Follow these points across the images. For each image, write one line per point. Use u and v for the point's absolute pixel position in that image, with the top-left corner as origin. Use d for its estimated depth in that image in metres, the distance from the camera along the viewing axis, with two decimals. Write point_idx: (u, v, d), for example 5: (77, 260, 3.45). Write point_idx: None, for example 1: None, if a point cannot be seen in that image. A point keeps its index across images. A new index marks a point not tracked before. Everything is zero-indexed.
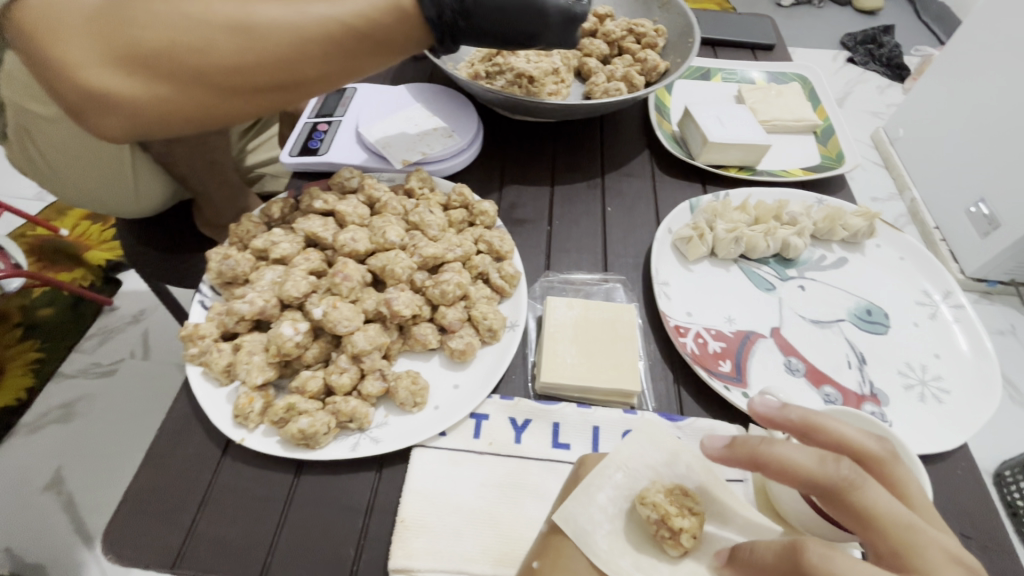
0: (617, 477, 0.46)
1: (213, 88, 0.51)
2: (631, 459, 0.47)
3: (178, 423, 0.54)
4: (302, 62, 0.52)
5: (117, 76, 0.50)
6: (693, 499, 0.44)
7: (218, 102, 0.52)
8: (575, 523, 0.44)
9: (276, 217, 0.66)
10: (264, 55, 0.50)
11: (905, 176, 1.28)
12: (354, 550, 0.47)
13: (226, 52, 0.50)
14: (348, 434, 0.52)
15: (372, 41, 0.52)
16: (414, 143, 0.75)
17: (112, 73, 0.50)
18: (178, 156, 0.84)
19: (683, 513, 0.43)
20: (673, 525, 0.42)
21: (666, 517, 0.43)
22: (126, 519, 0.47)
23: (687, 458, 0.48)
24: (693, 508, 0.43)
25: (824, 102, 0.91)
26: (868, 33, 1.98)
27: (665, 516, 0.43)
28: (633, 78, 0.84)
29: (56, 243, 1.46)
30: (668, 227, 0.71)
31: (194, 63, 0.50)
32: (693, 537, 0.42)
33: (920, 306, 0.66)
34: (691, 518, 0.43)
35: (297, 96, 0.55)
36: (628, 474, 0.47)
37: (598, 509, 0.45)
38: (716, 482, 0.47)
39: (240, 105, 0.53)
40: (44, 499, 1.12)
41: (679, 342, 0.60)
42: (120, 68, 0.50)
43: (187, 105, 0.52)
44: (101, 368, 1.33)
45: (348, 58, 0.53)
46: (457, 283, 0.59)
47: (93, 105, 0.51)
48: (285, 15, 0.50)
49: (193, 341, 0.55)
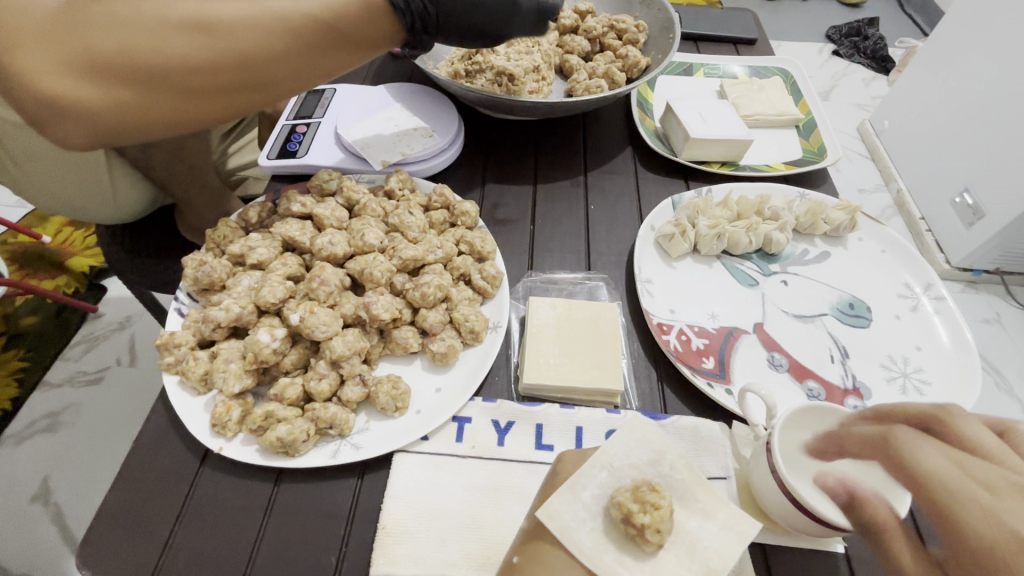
0: (602, 475, 0.45)
1: (178, 91, 0.51)
2: (615, 456, 0.46)
3: (155, 434, 0.53)
4: (269, 62, 0.51)
5: (78, 82, 0.49)
6: (660, 494, 0.43)
7: (184, 105, 0.52)
8: (559, 520, 0.43)
9: (253, 221, 0.65)
10: (231, 56, 0.49)
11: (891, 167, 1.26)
12: (335, 559, 0.47)
13: (192, 54, 0.49)
14: (329, 440, 0.52)
15: (339, 34, 0.51)
16: (394, 144, 0.74)
17: (73, 80, 0.49)
18: (155, 161, 0.83)
19: (646, 509, 0.41)
20: (636, 521, 0.41)
21: (630, 516, 0.41)
22: (102, 533, 0.46)
23: (672, 457, 0.46)
24: (656, 503, 0.41)
25: (805, 95, 0.92)
26: (852, 26, 1.99)
27: (629, 515, 0.41)
28: (614, 74, 0.84)
29: (38, 250, 1.43)
30: (650, 224, 0.71)
31: (157, 67, 0.49)
32: (659, 532, 0.41)
33: (901, 298, 0.67)
34: (654, 514, 0.41)
35: (265, 96, 0.54)
36: (612, 472, 0.46)
37: (582, 506, 0.44)
38: (698, 479, 0.45)
39: (208, 108, 0.52)
40: (31, 510, 1.11)
41: (662, 340, 0.60)
42: (81, 74, 0.49)
43: (153, 109, 0.51)
44: (86, 376, 1.32)
45: (316, 57, 0.52)
46: (437, 285, 0.59)
47: (54, 113, 0.50)
48: (252, 14, 0.49)
49: (169, 350, 0.54)
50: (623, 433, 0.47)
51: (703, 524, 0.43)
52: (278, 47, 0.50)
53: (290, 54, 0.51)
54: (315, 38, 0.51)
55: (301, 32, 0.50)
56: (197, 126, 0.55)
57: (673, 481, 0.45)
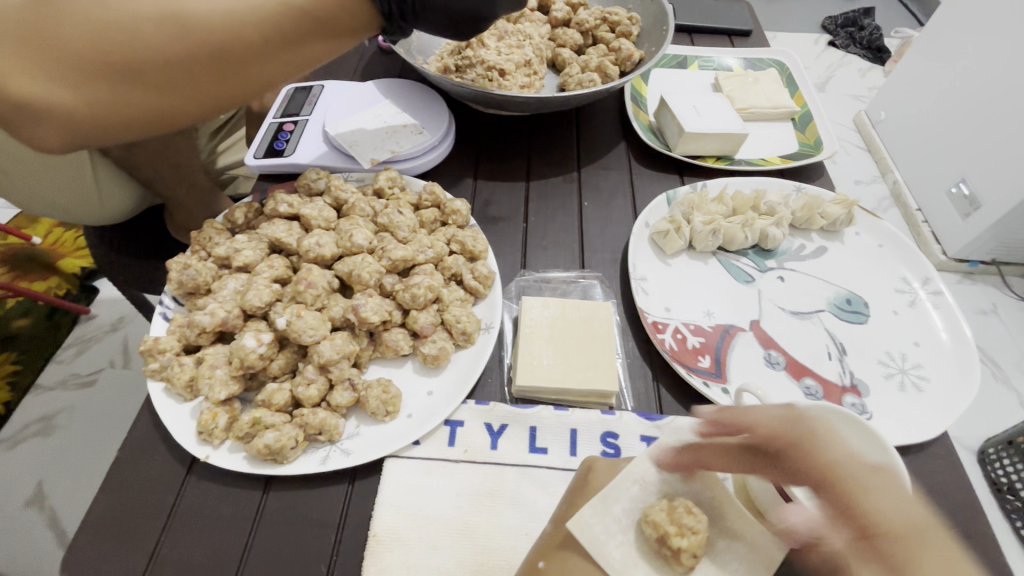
0: (634, 489, 0.43)
1: (152, 86, 0.49)
2: (647, 470, 0.43)
3: (141, 442, 0.51)
4: (248, 54, 0.49)
5: (53, 83, 0.48)
6: (697, 516, 0.40)
7: (159, 99, 0.50)
8: (589, 532, 0.41)
9: (240, 222, 0.64)
10: (210, 50, 0.48)
11: (888, 159, 1.29)
12: (326, 567, 0.46)
13: (169, 49, 0.48)
14: (318, 446, 0.51)
15: (312, 21, 0.49)
16: (384, 141, 0.73)
17: (48, 81, 0.48)
18: (141, 160, 0.82)
19: (683, 532, 0.39)
20: (673, 544, 0.39)
21: (665, 537, 0.39)
22: (86, 546, 0.45)
23: (706, 473, 0.43)
24: (694, 527, 0.39)
25: (801, 87, 0.90)
26: (848, 15, 1.97)
27: (665, 536, 0.39)
28: (607, 68, 0.82)
29: (29, 251, 1.38)
30: (645, 221, 0.70)
31: (128, 62, 0.48)
32: (694, 555, 0.39)
33: (898, 293, 0.66)
34: (692, 538, 0.39)
35: (241, 91, 0.53)
36: (643, 486, 0.43)
37: (613, 519, 0.42)
38: (733, 497, 0.42)
39: (186, 102, 0.51)
40: (26, 514, 1.10)
41: (658, 339, 0.59)
42: (54, 73, 0.48)
43: (128, 105, 0.50)
44: (79, 379, 1.30)
45: (294, 46, 0.51)
46: (428, 286, 0.58)
47: (28, 116, 0.50)
48: (231, 7, 0.48)
49: (153, 356, 0.53)
50: (653, 447, 0.44)
51: (731, 545, 0.41)
52: (257, 39, 0.49)
53: (273, 47, 0.50)
54: (297, 30, 0.50)
55: (282, 25, 0.49)
56: (178, 122, 0.53)
57: (704, 496, 0.43)
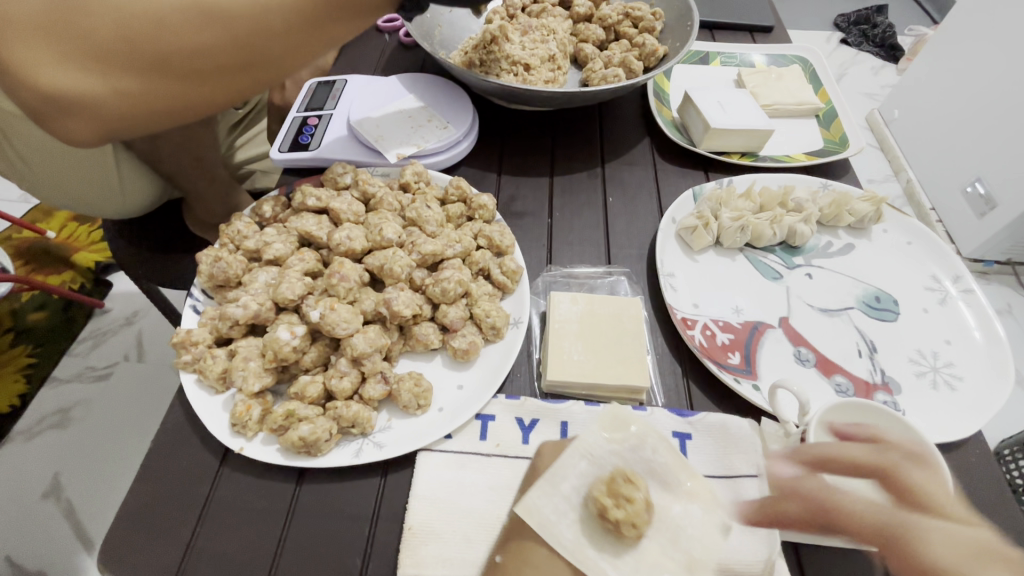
0: (583, 464, 0.47)
1: (183, 76, 0.50)
2: (595, 444, 0.48)
3: (173, 434, 0.52)
4: (277, 39, 0.50)
5: (81, 74, 0.48)
6: (635, 485, 0.44)
7: (189, 88, 0.51)
8: (540, 515, 0.44)
9: (268, 216, 0.64)
10: (243, 35, 0.49)
11: (900, 159, 1.33)
12: (361, 560, 0.46)
13: (205, 38, 0.48)
14: (351, 439, 0.51)
15: None
16: (410, 136, 0.73)
17: (76, 72, 0.48)
18: (165, 154, 0.82)
19: (620, 504, 0.43)
20: (612, 518, 0.42)
21: (605, 511, 0.43)
22: (122, 536, 0.46)
23: (653, 441, 0.48)
24: (631, 496, 0.43)
25: (825, 83, 0.89)
26: (861, 15, 1.93)
27: (605, 510, 0.43)
28: (631, 63, 0.81)
29: (44, 245, 1.41)
30: (671, 217, 0.69)
31: (159, 52, 0.48)
32: (634, 527, 0.42)
33: (929, 291, 0.65)
34: (629, 508, 0.43)
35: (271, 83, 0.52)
36: (594, 460, 0.47)
37: (562, 498, 0.45)
38: (681, 463, 0.48)
39: (214, 89, 0.52)
40: (44, 506, 1.10)
41: (688, 335, 0.59)
42: (82, 64, 0.47)
43: (158, 96, 0.50)
44: (95, 372, 1.32)
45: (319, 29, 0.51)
46: (457, 281, 0.58)
47: (59, 108, 0.50)
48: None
49: (185, 348, 0.53)
50: (600, 421, 0.49)
51: (685, 508, 0.46)
52: (288, 25, 0.50)
53: (306, 31, 0.51)
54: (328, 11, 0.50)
55: None
56: (204, 110, 0.54)
57: (653, 464, 0.47)
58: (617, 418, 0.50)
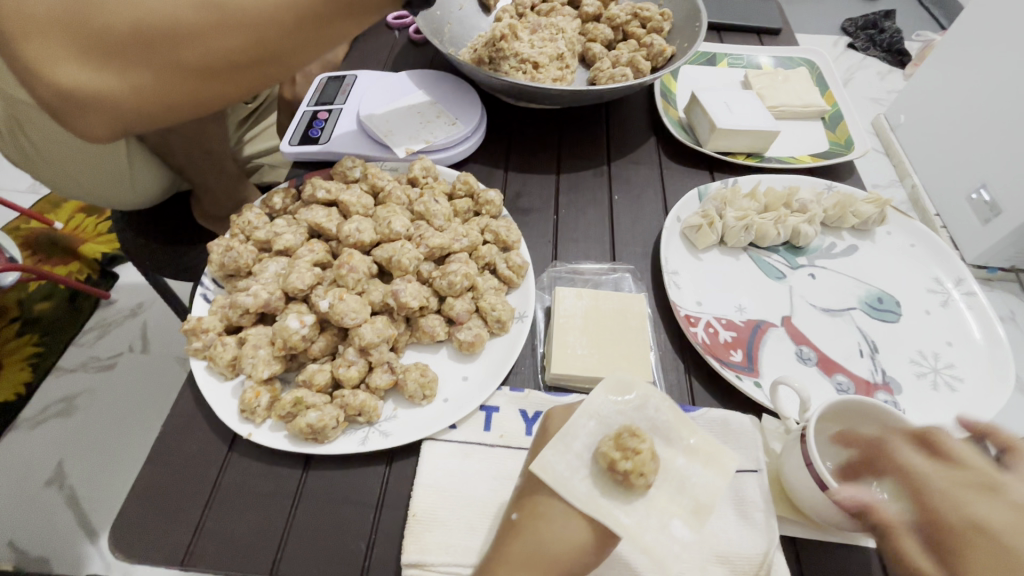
0: (591, 424, 0.44)
1: (195, 72, 0.50)
2: (601, 405, 0.45)
3: (182, 419, 0.53)
4: (288, 34, 0.51)
5: (93, 71, 0.48)
6: (641, 438, 0.42)
7: (198, 86, 0.52)
8: (553, 472, 0.42)
9: (278, 208, 0.65)
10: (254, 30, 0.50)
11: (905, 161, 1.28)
12: (365, 546, 0.46)
13: (218, 33, 0.49)
14: (357, 427, 0.52)
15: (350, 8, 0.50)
16: (418, 130, 0.74)
17: (90, 70, 0.48)
18: (176, 148, 0.83)
19: (627, 455, 0.41)
20: (620, 469, 0.40)
21: (613, 464, 0.41)
22: (132, 518, 0.47)
23: (656, 402, 0.45)
24: (637, 448, 0.41)
25: (831, 86, 0.90)
26: (869, 18, 1.95)
27: (613, 462, 0.41)
28: (639, 63, 0.82)
29: (50, 236, 1.42)
30: (676, 215, 0.70)
31: (171, 49, 0.48)
32: (642, 476, 0.40)
33: (932, 293, 0.66)
34: (636, 459, 0.40)
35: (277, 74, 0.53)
36: (601, 420, 0.44)
37: (574, 455, 0.43)
38: (684, 420, 0.44)
39: (225, 85, 0.53)
40: (48, 493, 1.11)
41: (690, 332, 0.59)
42: (94, 60, 0.48)
43: (168, 93, 0.51)
44: (101, 362, 1.32)
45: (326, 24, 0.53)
46: (464, 274, 0.58)
47: (74, 104, 0.50)
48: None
49: (196, 335, 0.54)
50: (604, 383, 0.46)
51: (690, 462, 0.43)
52: (299, 20, 0.51)
53: (317, 25, 0.52)
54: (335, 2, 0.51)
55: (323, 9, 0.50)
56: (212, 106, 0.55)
57: (657, 422, 0.44)
58: (620, 383, 0.46)
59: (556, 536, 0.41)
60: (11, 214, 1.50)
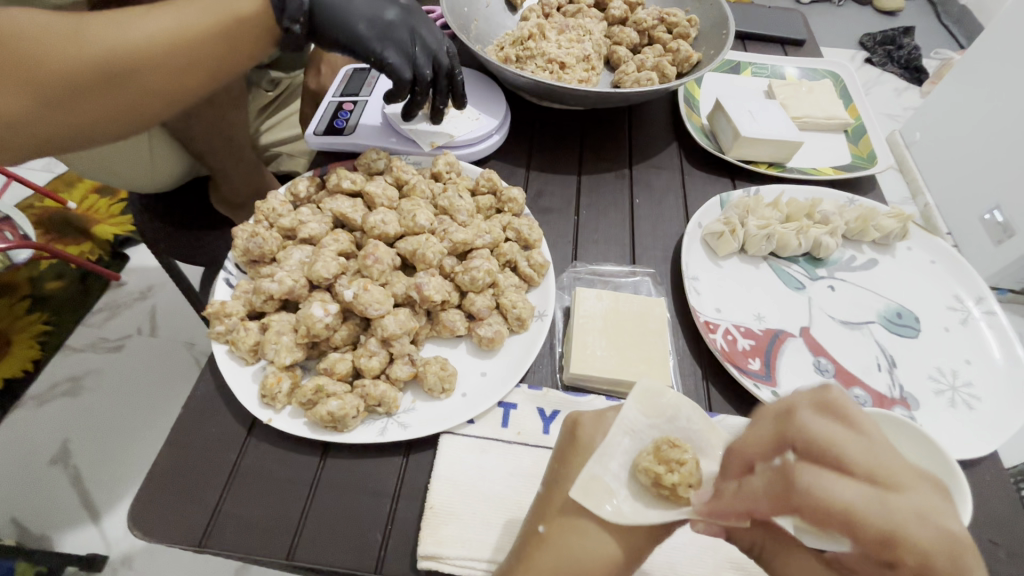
0: (626, 442, 0.42)
1: (143, 98, 0.49)
2: (635, 420, 0.43)
3: (202, 402, 0.53)
4: (166, 70, 0.49)
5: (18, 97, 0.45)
6: (682, 448, 0.41)
7: (56, 117, 0.47)
8: (597, 491, 0.40)
9: (302, 196, 0.65)
10: (109, 52, 0.46)
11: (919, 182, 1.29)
12: (381, 536, 0.47)
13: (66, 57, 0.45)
14: (376, 418, 0.52)
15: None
16: (444, 123, 0.74)
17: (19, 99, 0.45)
18: (196, 132, 0.82)
19: (672, 469, 0.40)
20: (666, 483, 0.39)
21: (658, 479, 0.40)
22: (150, 499, 0.47)
23: (688, 411, 0.44)
24: (681, 459, 0.40)
25: (855, 100, 0.90)
26: (888, 33, 1.95)
27: (659, 478, 0.40)
28: (664, 68, 0.82)
29: (66, 215, 1.45)
30: (698, 222, 0.70)
31: (39, 77, 0.45)
32: (689, 487, 0.39)
33: (951, 311, 0.66)
34: (682, 471, 0.39)
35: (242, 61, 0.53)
36: (635, 436, 0.43)
37: (612, 476, 0.41)
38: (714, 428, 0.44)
39: (106, 127, 0.50)
40: (52, 472, 1.12)
41: (709, 337, 0.59)
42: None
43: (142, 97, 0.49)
44: (108, 344, 1.32)
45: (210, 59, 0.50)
46: (487, 270, 0.59)
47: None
48: (160, 21, 0.48)
49: (220, 319, 0.55)
50: (634, 396, 0.44)
51: None
52: (178, 61, 0.49)
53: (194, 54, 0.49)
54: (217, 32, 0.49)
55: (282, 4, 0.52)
56: (74, 140, 0.50)
57: (691, 433, 0.44)
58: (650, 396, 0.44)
59: (589, 550, 0.39)
60: (26, 191, 1.51)
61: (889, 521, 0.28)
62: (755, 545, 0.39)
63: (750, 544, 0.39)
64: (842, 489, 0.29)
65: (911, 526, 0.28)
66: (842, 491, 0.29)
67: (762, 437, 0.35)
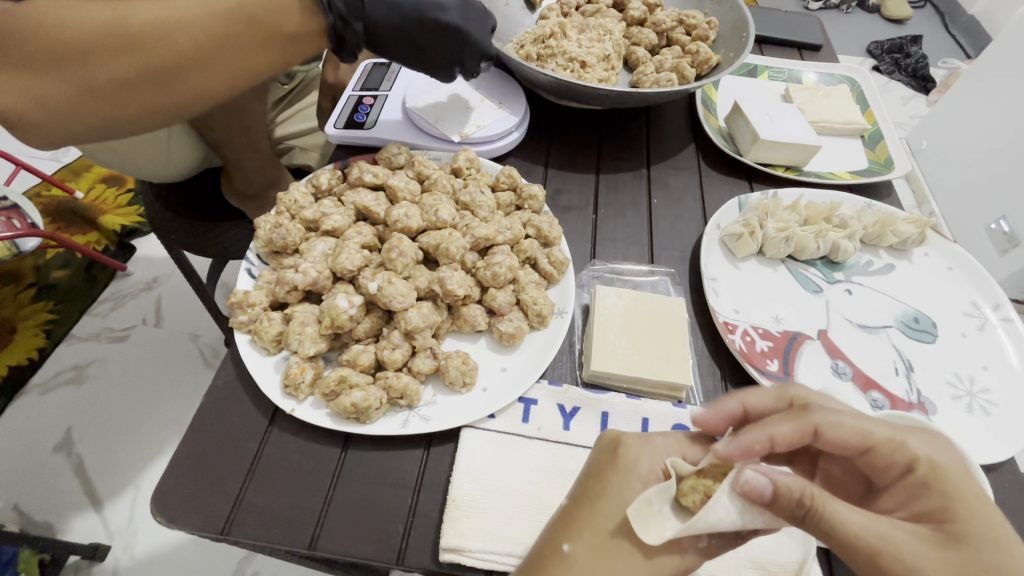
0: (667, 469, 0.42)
1: (189, 93, 0.54)
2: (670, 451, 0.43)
3: (223, 391, 0.53)
4: (213, 70, 0.53)
5: (86, 88, 0.51)
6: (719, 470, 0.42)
7: (120, 106, 0.53)
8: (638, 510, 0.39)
9: (324, 187, 0.65)
10: (160, 53, 0.50)
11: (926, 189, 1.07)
12: (403, 527, 0.47)
13: (123, 58, 0.50)
14: (397, 410, 0.52)
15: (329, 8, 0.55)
16: (466, 117, 0.75)
17: (84, 89, 0.51)
18: (215, 123, 0.82)
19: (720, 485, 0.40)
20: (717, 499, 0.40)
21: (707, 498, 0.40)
22: (171, 488, 0.47)
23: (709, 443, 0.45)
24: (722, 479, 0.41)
25: (872, 105, 0.90)
26: (896, 41, 1.96)
27: (709, 491, 0.40)
28: (683, 69, 0.82)
29: (72, 205, 1.44)
30: (716, 223, 0.70)
31: (97, 71, 0.50)
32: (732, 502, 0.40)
33: (969, 317, 0.66)
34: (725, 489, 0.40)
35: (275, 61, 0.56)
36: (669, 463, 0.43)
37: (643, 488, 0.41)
38: None
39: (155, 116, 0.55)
40: (55, 460, 1.12)
41: (729, 338, 0.59)
42: (14, 78, 0.49)
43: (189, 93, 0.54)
44: (113, 333, 1.32)
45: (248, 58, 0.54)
46: (508, 266, 0.59)
47: (65, 116, 0.52)
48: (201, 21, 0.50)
49: (243, 309, 0.55)
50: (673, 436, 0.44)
51: None
52: (220, 60, 0.53)
53: (238, 56, 0.53)
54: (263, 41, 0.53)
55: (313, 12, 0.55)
56: (134, 124, 0.56)
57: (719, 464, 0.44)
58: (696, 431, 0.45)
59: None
60: (34, 180, 1.51)
61: (890, 430, 0.40)
62: (806, 494, 0.36)
63: (800, 492, 0.36)
64: (846, 415, 0.40)
65: (910, 437, 0.39)
66: (847, 417, 0.40)
67: (766, 397, 0.45)
